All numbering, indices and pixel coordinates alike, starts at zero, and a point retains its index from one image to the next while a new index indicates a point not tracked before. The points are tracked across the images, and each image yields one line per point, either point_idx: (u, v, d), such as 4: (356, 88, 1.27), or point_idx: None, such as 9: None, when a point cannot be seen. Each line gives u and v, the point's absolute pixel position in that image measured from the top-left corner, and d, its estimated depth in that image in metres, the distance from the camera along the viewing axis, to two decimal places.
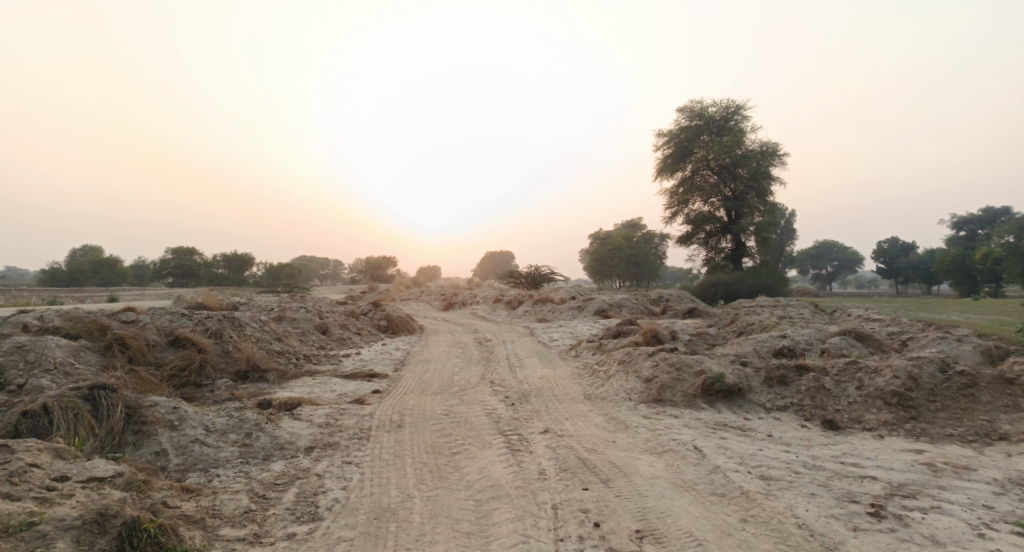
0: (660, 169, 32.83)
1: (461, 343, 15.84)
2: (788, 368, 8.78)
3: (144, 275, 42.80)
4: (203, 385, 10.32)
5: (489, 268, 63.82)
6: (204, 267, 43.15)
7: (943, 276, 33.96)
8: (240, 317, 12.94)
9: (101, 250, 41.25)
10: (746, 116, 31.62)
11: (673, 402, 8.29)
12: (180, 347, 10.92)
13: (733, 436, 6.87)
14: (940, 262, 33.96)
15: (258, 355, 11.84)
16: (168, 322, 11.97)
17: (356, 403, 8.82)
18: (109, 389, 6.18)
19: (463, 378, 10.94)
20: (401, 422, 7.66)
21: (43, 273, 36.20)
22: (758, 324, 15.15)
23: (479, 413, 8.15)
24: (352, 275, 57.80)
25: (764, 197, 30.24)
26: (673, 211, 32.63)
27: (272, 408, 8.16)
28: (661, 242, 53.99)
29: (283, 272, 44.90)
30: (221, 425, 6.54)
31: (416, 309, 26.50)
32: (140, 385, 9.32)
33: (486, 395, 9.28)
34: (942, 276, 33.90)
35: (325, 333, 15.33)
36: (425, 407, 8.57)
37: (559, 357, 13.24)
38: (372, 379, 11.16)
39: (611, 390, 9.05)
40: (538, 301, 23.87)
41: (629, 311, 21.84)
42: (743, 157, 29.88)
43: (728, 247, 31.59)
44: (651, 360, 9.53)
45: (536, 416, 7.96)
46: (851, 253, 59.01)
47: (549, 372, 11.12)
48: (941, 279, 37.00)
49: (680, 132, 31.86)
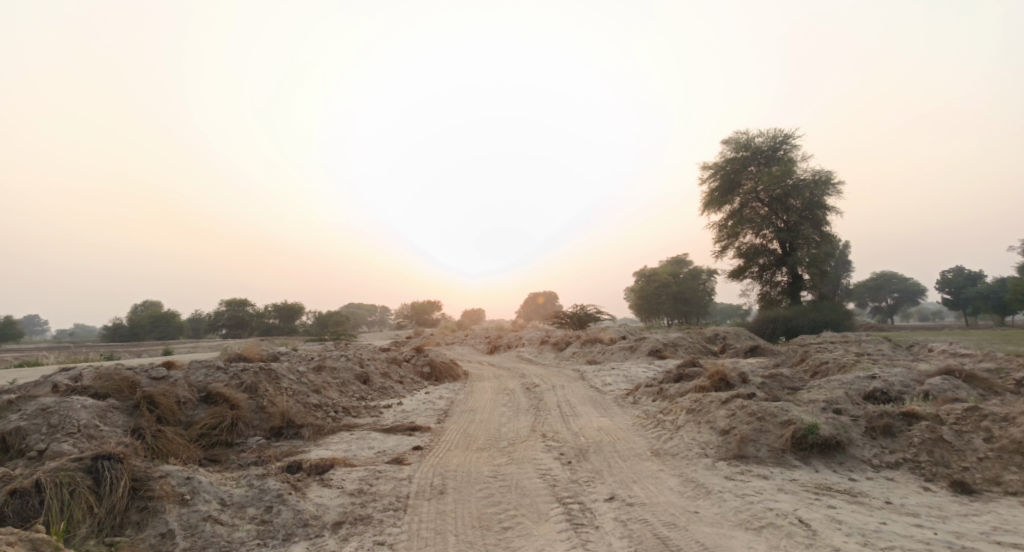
0: (707, 203, 31.61)
1: (508, 390, 14.81)
2: (893, 416, 7.45)
3: (199, 326, 43.61)
4: (234, 444, 9.62)
5: (533, 309, 62.96)
6: (256, 317, 43.68)
7: (1019, 305, 31.16)
8: (277, 369, 12.31)
9: (160, 304, 42.27)
10: (796, 145, 30.24)
11: (758, 459, 7.10)
12: (212, 403, 10.30)
13: (843, 504, 5.64)
14: (1014, 291, 31.18)
15: (295, 409, 11.13)
16: (202, 377, 11.43)
17: (394, 463, 7.91)
18: (114, 459, 5.52)
19: (512, 430, 9.93)
20: (444, 487, 6.70)
21: (104, 328, 37.25)
22: (834, 363, 13.66)
23: (532, 475, 7.12)
24: (398, 320, 57.78)
25: (821, 227, 28.58)
26: (723, 245, 31.25)
27: (302, 472, 7.34)
28: (708, 279, 52.12)
29: (331, 319, 45.03)
30: (238, 496, 5.74)
31: (460, 354, 25.65)
32: (167, 448, 8.67)
33: (538, 451, 8.24)
34: (1017, 306, 31.13)
35: (366, 383, 14.59)
36: (471, 467, 7.58)
37: (615, 404, 12.09)
38: (414, 434, 10.24)
39: (682, 443, 7.90)
40: (586, 342, 22.68)
41: (685, 350, 20.48)
42: (795, 188, 28.44)
43: (784, 281, 29.87)
44: (725, 409, 8.36)
45: (598, 478, 6.88)
46: (912, 283, 55.63)
47: (608, 422, 9.99)
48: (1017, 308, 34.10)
49: (726, 164, 30.68)
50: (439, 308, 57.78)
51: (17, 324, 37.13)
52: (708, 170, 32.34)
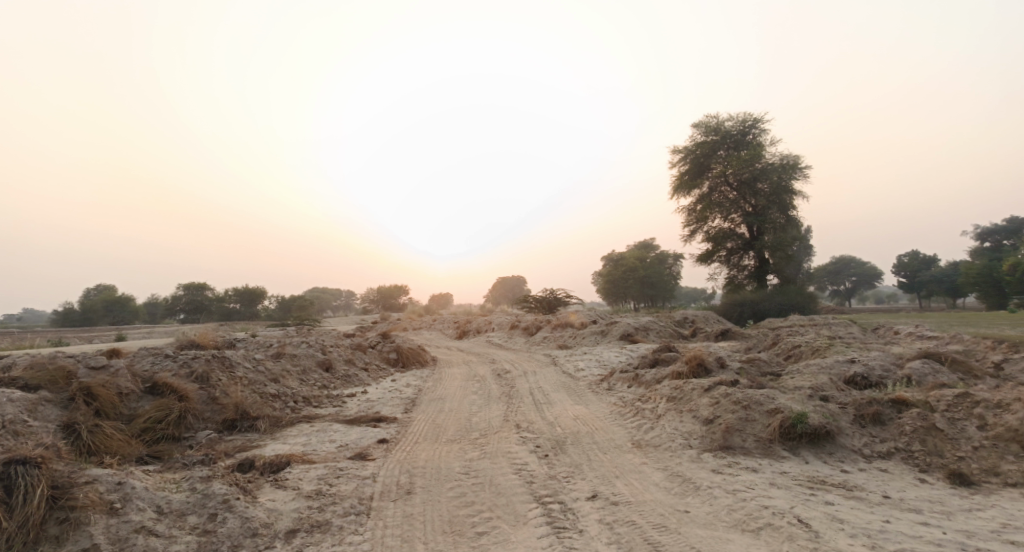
0: (676, 187, 31.40)
1: (478, 377, 14.27)
2: (883, 404, 7.16)
3: (156, 311, 41.89)
4: (182, 439, 8.88)
5: (501, 293, 62.40)
6: (216, 302, 42.18)
7: (970, 288, 31.84)
8: (231, 356, 11.51)
9: (115, 288, 40.48)
10: (765, 129, 30.14)
11: (745, 450, 6.74)
12: (158, 394, 9.50)
13: (842, 499, 5.28)
14: (967, 275, 31.82)
15: (251, 400, 10.40)
16: (148, 366, 10.58)
17: (357, 459, 7.32)
18: (30, 464, 4.81)
19: (484, 420, 9.41)
20: (411, 487, 6.14)
21: (54, 313, 35.40)
22: (807, 348, 13.49)
23: (507, 470, 6.62)
24: (364, 305, 56.63)
25: (787, 211, 28.64)
26: (692, 229, 31.15)
27: (254, 471, 6.69)
28: (674, 263, 52.34)
29: (295, 304, 43.73)
30: (178, 504, 5.09)
31: (427, 339, 25.01)
32: (106, 445, 7.89)
33: (513, 443, 7.74)
34: (969, 289, 31.83)
35: (328, 371, 13.87)
36: (441, 462, 7.04)
37: (589, 391, 11.66)
38: (379, 425, 9.64)
39: (664, 434, 7.50)
40: (556, 327, 22.27)
41: (656, 334, 20.24)
42: (763, 172, 28.39)
43: (751, 265, 29.95)
44: (708, 396, 7.99)
45: (577, 473, 6.41)
46: (870, 267, 56.84)
47: (583, 411, 9.55)
48: (969, 292, 34.91)
49: (696, 148, 30.42)
50: (407, 292, 56.82)
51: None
52: (678, 153, 32.07)
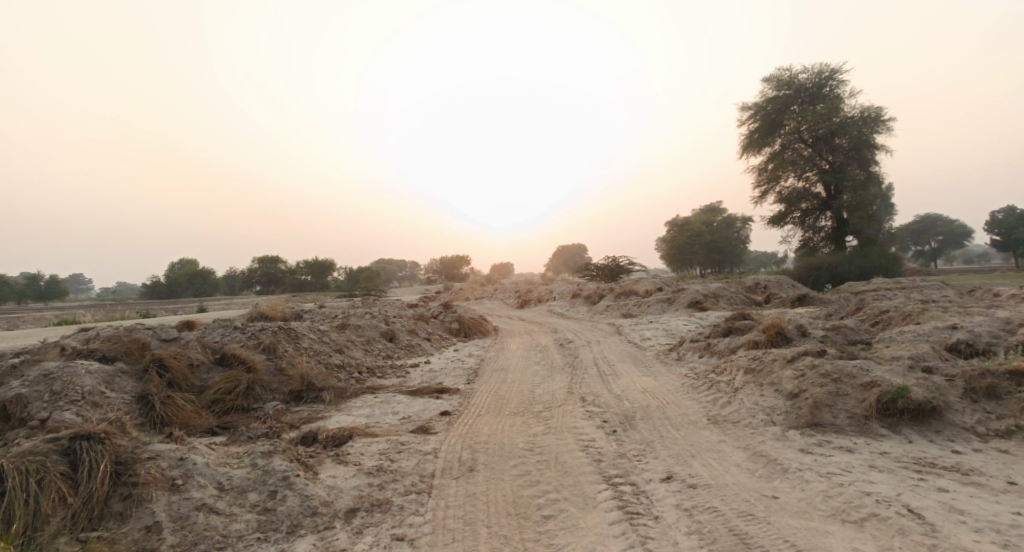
0: (746, 145, 29.70)
1: (541, 347, 13.93)
2: (999, 375, 6.32)
3: (235, 284, 43.81)
4: (251, 410, 9.01)
5: (562, 261, 61.80)
6: (288, 274, 43.60)
7: None
8: (297, 328, 11.62)
9: (196, 263, 42.49)
10: (844, 79, 27.90)
11: (837, 428, 6.12)
12: (227, 366, 9.67)
13: (958, 486, 4.64)
14: None
15: (316, 371, 10.47)
16: (218, 338, 10.80)
17: (418, 432, 7.15)
18: (94, 440, 4.83)
19: (548, 392, 9.08)
20: (473, 463, 5.88)
21: (143, 287, 37.54)
22: (897, 314, 12.40)
23: (573, 447, 6.26)
24: (427, 275, 57.37)
25: (869, 168, 26.57)
26: (763, 189, 29.49)
27: (317, 445, 6.62)
28: (743, 226, 50.18)
29: (362, 275, 44.63)
30: (238, 480, 5.02)
31: (489, 309, 24.87)
32: (179, 416, 8.05)
33: (579, 417, 7.37)
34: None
35: (392, 341, 13.89)
36: (504, 437, 6.76)
37: (658, 361, 11.14)
38: (441, 396, 9.48)
39: (743, 409, 6.94)
40: (621, 294, 21.63)
41: (727, 301, 19.33)
42: (842, 125, 26.36)
43: (828, 226, 28.13)
44: (791, 368, 7.35)
45: (650, 451, 5.98)
46: (958, 226, 52.71)
47: (653, 382, 9.06)
48: None
49: (767, 103, 28.54)
50: (469, 261, 57.08)
51: (61, 284, 37.54)
52: (748, 110, 30.22)
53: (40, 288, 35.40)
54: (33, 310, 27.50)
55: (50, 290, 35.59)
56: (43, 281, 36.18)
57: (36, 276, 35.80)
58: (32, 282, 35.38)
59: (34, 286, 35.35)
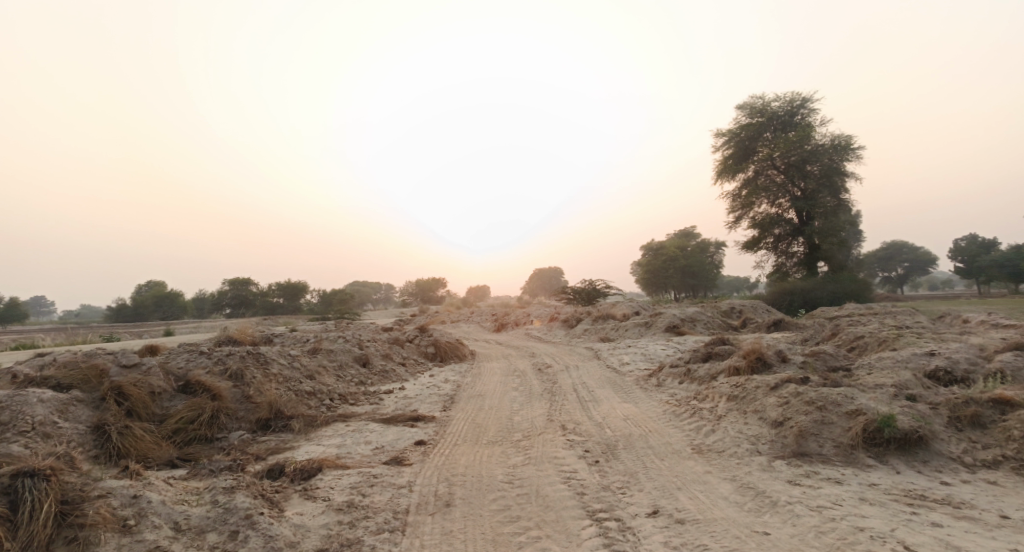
0: (720, 172, 30.11)
1: (519, 372, 13.67)
2: (983, 403, 6.27)
3: (204, 306, 42.72)
4: (215, 440, 8.57)
5: (539, 285, 61.75)
6: (260, 297, 42.67)
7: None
8: (266, 353, 11.20)
9: (164, 285, 41.38)
10: (814, 109, 28.55)
11: (824, 458, 5.99)
12: (191, 393, 9.22)
13: (952, 520, 4.51)
14: None
15: (285, 398, 10.06)
16: (183, 363, 10.33)
17: (392, 464, 6.83)
18: (38, 477, 4.43)
19: (527, 419, 8.82)
20: (450, 498, 5.59)
21: (108, 309, 36.34)
22: (873, 339, 12.45)
23: (554, 479, 6.01)
24: (402, 298, 56.76)
25: (839, 195, 27.10)
26: (737, 215, 29.87)
27: (284, 479, 6.26)
28: (716, 251, 50.81)
29: (337, 298, 43.89)
30: (197, 519, 4.66)
31: (465, 333, 24.54)
32: (137, 447, 7.59)
33: (560, 447, 7.13)
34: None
35: (366, 367, 13.50)
36: (482, 468, 6.49)
37: (638, 387, 10.96)
38: (417, 425, 9.15)
39: (727, 438, 6.78)
40: (598, 318, 21.51)
41: (704, 326, 19.33)
42: (812, 153, 26.91)
43: (800, 252, 28.52)
44: (774, 395, 7.23)
45: (634, 483, 5.76)
46: (923, 252, 54.09)
47: (634, 409, 8.87)
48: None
49: (740, 131, 29.03)
50: (445, 284, 56.69)
51: (21, 306, 36.24)
52: (722, 137, 30.73)
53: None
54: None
55: (9, 311, 34.28)
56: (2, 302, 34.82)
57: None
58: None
59: None
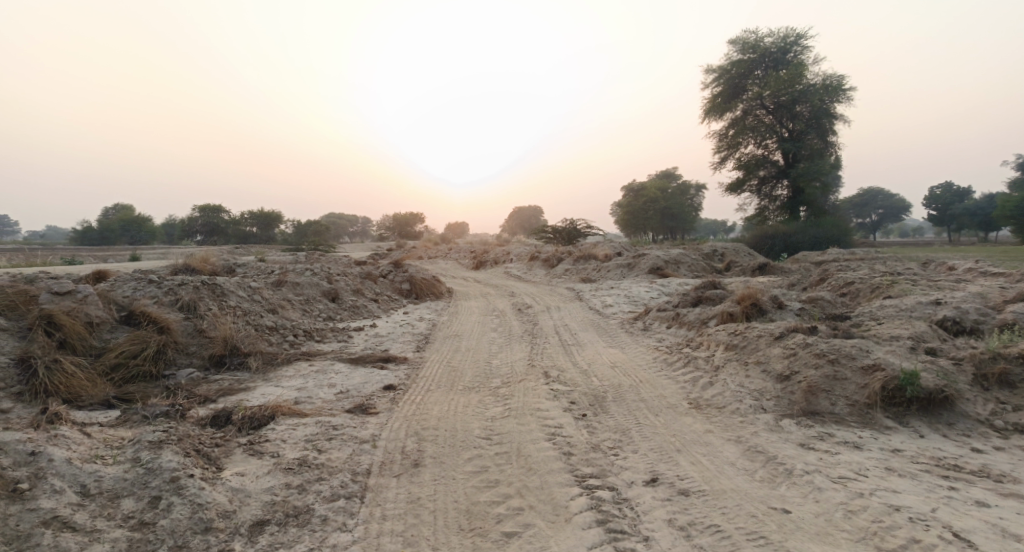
0: (707, 110, 28.88)
1: (497, 312, 12.92)
2: (1011, 360, 5.65)
3: (174, 233, 41.01)
4: (161, 378, 7.73)
5: (517, 223, 60.77)
6: (232, 225, 41.05)
7: (1007, 222, 29.28)
8: (223, 284, 10.23)
9: (132, 209, 39.45)
10: (808, 46, 27.18)
11: (837, 418, 5.40)
12: (134, 326, 8.29)
13: (997, 498, 3.93)
14: (1004, 207, 29.19)
15: (242, 334, 9.17)
16: (128, 292, 9.34)
17: (356, 412, 6.08)
18: None
19: (506, 364, 8.11)
20: (418, 456, 4.89)
21: (72, 232, 34.52)
22: (866, 286, 11.93)
23: (538, 436, 5.33)
24: (379, 231, 55.49)
25: (827, 137, 26.24)
26: (722, 156, 28.89)
27: (230, 428, 5.48)
28: (696, 194, 50.17)
29: (312, 229, 42.44)
30: (111, 483, 3.89)
31: (441, 269, 23.63)
32: (67, 387, 6.70)
33: (543, 397, 6.45)
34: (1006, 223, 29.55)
35: (334, 302, 12.65)
36: (457, 420, 5.77)
37: (623, 331, 10.32)
38: (386, 366, 8.42)
39: (728, 391, 6.14)
40: (579, 258, 20.78)
41: (687, 268, 18.74)
42: (804, 94, 25.78)
43: (784, 196, 27.84)
44: (779, 346, 6.57)
45: (628, 444, 5.12)
46: (898, 200, 54.01)
47: (621, 356, 8.22)
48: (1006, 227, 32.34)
49: (731, 66, 27.61)
50: (422, 219, 55.28)
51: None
52: (712, 74, 29.26)
53: None
54: None
55: None
56: None
57: None
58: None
59: None
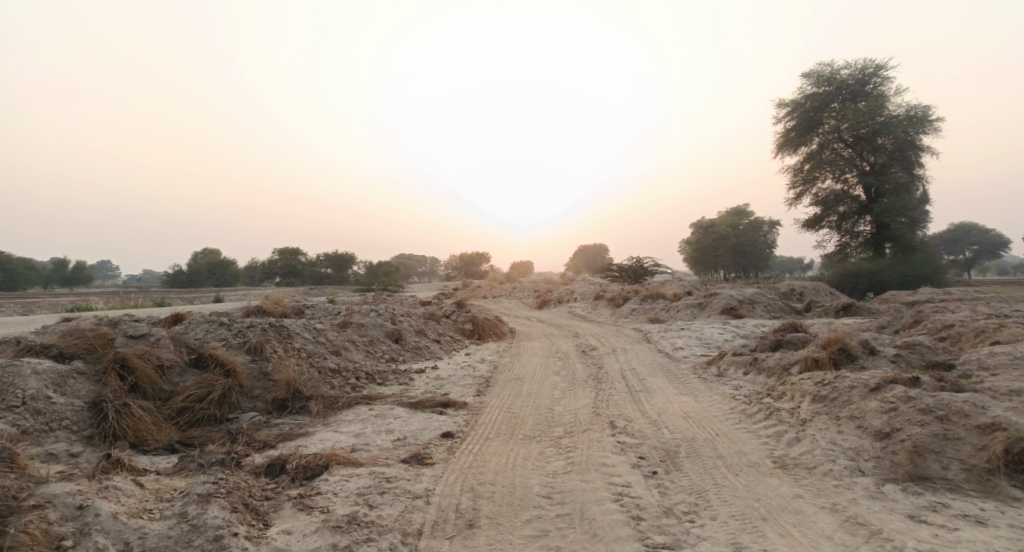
0: (780, 145, 27.85)
1: (561, 354, 12.49)
2: None
3: (255, 274, 43.05)
4: (224, 421, 7.77)
5: (583, 262, 60.21)
6: (308, 267, 42.63)
7: None
8: (289, 325, 10.36)
9: (218, 253, 41.74)
10: (889, 76, 25.90)
11: (951, 485, 4.69)
12: (203, 367, 8.42)
13: None
14: None
15: (305, 376, 9.18)
16: (200, 334, 9.57)
17: (411, 464, 5.81)
18: None
19: (569, 412, 7.68)
20: (474, 515, 4.58)
21: (165, 274, 36.78)
22: (969, 330, 10.79)
23: (603, 495, 4.89)
24: (447, 271, 56.29)
25: (913, 170, 24.65)
26: (798, 191, 27.69)
27: (284, 478, 5.33)
28: (769, 231, 48.30)
29: (382, 270, 43.51)
30: (154, 541, 3.80)
31: (506, 309, 23.47)
32: (134, 430, 6.82)
33: (609, 449, 6.00)
34: None
35: (398, 343, 12.61)
36: (516, 474, 5.40)
37: (695, 377, 9.68)
38: (446, 412, 8.17)
39: (818, 449, 5.50)
40: (647, 297, 20.12)
41: (763, 308, 17.74)
42: (886, 125, 24.44)
43: (867, 231, 26.20)
44: (876, 399, 5.88)
45: (705, 509, 4.60)
46: (994, 235, 50.07)
47: (694, 404, 7.63)
48: None
49: (805, 100, 26.62)
50: (488, 259, 55.70)
51: (87, 269, 36.97)
52: (785, 108, 28.36)
53: (66, 273, 34.71)
54: (51, 295, 26.67)
55: (76, 275, 34.83)
56: (70, 266, 35.57)
57: (64, 259, 35.15)
58: (58, 267, 34.69)
59: (61, 271, 34.68)
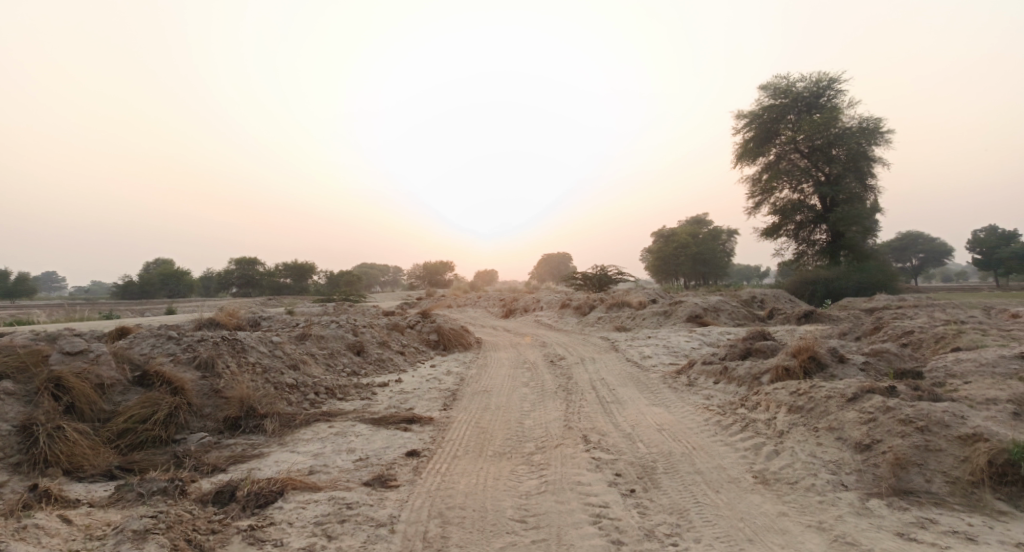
0: (740, 155, 28.28)
1: (529, 365, 12.21)
2: None
3: (211, 285, 41.59)
4: (170, 443, 7.21)
5: (547, 271, 60.22)
6: (267, 277, 41.36)
7: None
8: (244, 339, 9.80)
9: (172, 263, 40.19)
10: (842, 89, 26.60)
11: (936, 499, 4.57)
12: (147, 384, 7.84)
13: None
14: None
15: (260, 393, 8.65)
16: (146, 349, 8.94)
17: (374, 487, 5.42)
18: None
19: (540, 426, 7.38)
20: (443, 545, 4.25)
21: (114, 285, 35.18)
22: (930, 336, 10.95)
23: (581, 518, 4.61)
24: (410, 280, 55.52)
25: (865, 181, 25.30)
26: (757, 201, 28.14)
27: (234, 507, 4.89)
28: (728, 239, 49.15)
29: (344, 280, 42.57)
30: None
31: (470, 319, 23.09)
32: (69, 456, 6.25)
33: (584, 467, 5.72)
34: None
35: (359, 355, 12.14)
36: (487, 496, 5.07)
37: (666, 386, 9.51)
38: (411, 428, 7.78)
39: (798, 463, 5.33)
40: (612, 306, 20.04)
41: (727, 316, 17.84)
42: (840, 137, 25.05)
43: (823, 240, 26.77)
44: (854, 409, 5.76)
45: (688, 531, 4.37)
46: (939, 243, 52.07)
47: (668, 416, 7.42)
48: None
49: (763, 112, 27.10)
50: (451, 268, 55.16)
51: (30, 281, 35.11)
52: (743, 119, 28.83)
53: (7, 285, 32.86)
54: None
55: (17, 286, 33.01)
56: (12, 277, 33.71)
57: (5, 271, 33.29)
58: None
59: (2, 283, 32.82)
